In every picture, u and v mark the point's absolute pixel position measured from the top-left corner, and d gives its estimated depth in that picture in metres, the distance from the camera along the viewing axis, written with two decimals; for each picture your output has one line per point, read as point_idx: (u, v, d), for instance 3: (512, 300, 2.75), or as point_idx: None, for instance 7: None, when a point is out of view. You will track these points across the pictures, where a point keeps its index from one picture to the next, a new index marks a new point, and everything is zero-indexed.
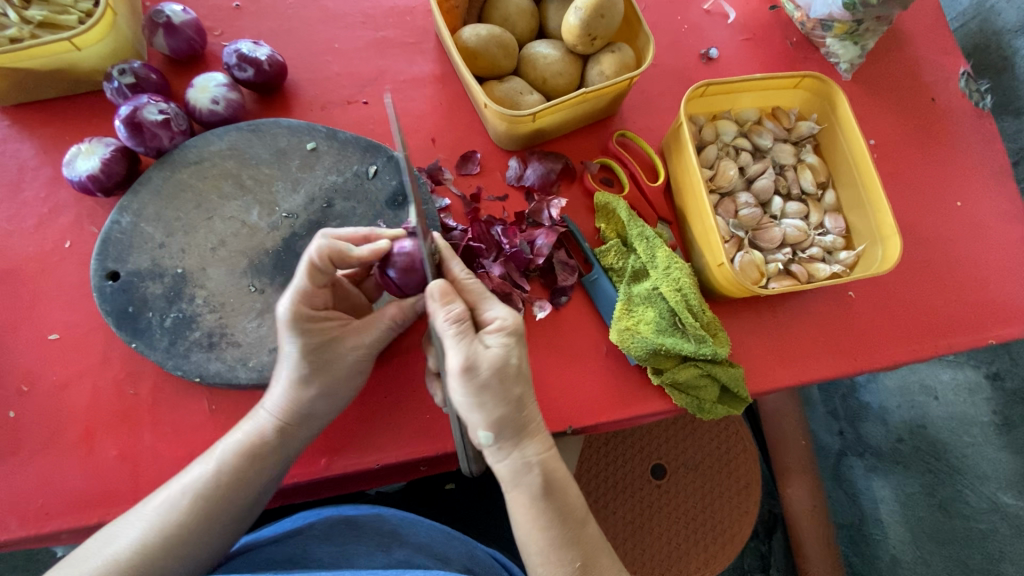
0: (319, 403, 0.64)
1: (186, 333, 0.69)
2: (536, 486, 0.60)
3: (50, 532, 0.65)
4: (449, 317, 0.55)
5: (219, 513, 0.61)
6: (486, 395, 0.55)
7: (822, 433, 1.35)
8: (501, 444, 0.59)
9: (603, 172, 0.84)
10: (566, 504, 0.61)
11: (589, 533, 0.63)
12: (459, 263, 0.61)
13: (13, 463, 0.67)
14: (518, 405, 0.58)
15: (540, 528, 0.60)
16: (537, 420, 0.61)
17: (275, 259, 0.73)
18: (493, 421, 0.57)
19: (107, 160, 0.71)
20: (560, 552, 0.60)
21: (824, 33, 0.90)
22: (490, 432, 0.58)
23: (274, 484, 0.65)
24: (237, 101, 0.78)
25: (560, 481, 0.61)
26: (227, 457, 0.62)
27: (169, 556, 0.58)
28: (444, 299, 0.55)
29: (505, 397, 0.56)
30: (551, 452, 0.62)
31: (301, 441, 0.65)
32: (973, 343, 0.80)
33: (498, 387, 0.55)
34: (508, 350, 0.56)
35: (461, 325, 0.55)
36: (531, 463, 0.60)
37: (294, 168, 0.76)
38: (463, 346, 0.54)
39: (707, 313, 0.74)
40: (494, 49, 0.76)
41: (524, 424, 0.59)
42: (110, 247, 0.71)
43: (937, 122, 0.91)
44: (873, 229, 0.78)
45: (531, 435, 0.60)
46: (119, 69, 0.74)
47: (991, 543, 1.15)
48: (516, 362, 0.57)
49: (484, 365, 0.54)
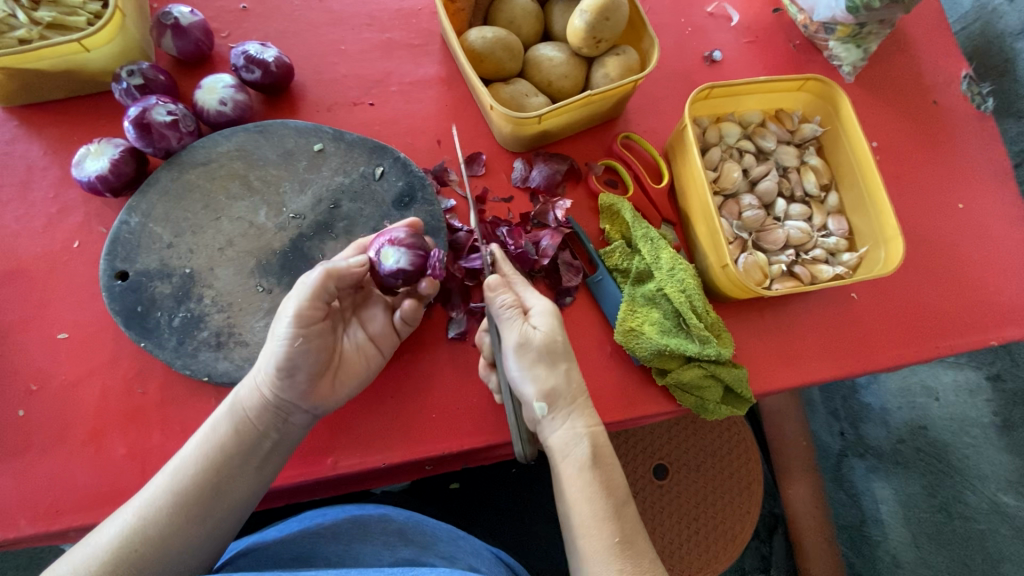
0: (278, 381, 0.61)
1: (195, 332, 0.69)
2: (585, 457, 0.60)
3: (59, 529, 0.65)
4: (504, 302, 0.61)
5: (190, 504, 0.58)
6: (539, 368, 0.60)
7: (823, 434, 1.37)
8: (553, 414, 0.61)
9: (608, 174, 0.84)
10: (611, 478, 0.61)
11: (629, 513, 0.60)
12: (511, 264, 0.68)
13: (22, 461, 0.67)
14: (568, 379, 0.62)
15: (587, 500, 0.59)
16: (584, 395, 0.63)
17: (282, 259, 0.73)
18: (545, 393, 0.60)
19: (116, 161, 0.72)
20: (606, 522, 0.58)
21: (827, 36, 0.90)
22: (544, 403, 0.61)
23: (244, 474, 0.61)
24: (245, 103, 0.78)
25: (606, 456, 0.62)
26: (198, 445, 0.61)
27: (142, 546, 0.56)
28: (499, 288, 0.62)
29: (554, 372, 0.61)
30: (598, 428, 0.62)
31: (267, 427, 0.62)
32: (974, 344, 0.81)
33: (550, 361, 0.61)
34: (554, 331, 0.62)
35: (515, 309, 0.61)
36: (579, 435, 0.61)
37: (302, 169, 0.77)
38: (516, 325, 0.60)
39: (710, 314, 0.74)
40: (500, 52, 0.77)
41: (573, 396, 0.62)
42: (119, 247, 0.72)
43: (939, 124, 0.92)
44: (875, 231, 0.78)
45: (581, 407, 0.62)
46: (128, 70, 0.74)
47: (993, 543, 1.15)
48: (562, 341, 0.62)
49: (535, 341, 0.60)
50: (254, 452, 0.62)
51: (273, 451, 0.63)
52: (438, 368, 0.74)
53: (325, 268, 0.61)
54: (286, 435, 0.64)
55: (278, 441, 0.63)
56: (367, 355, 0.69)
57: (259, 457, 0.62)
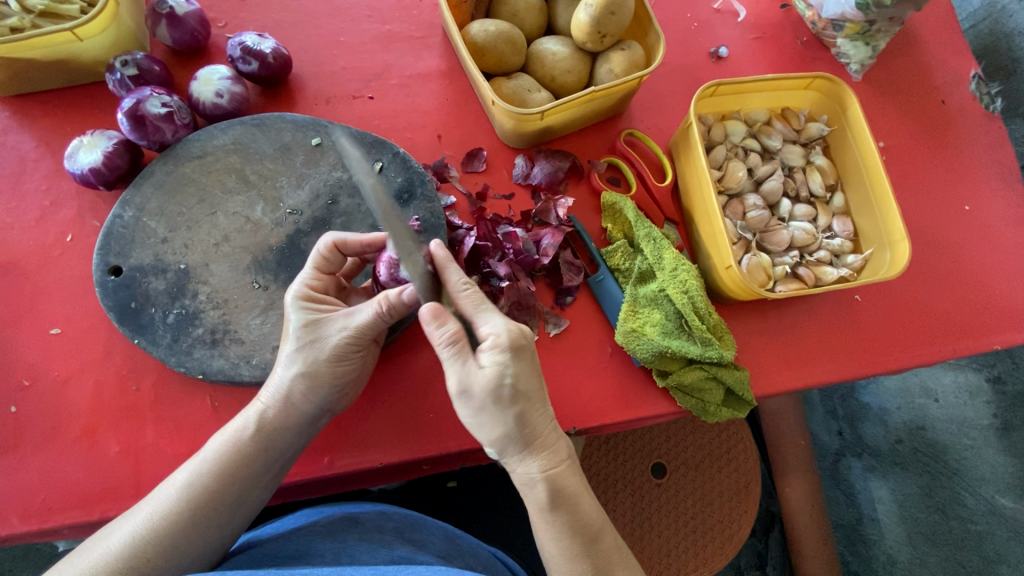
0: (316, 396, 0.61)
1: (189, 329, 0.68)
2: (543, 500, 0.59)
3: (51, 527, 0.64)
4: (442, 338, 0.54)
5: (209, 514, 0.58)
6: (485, 414, 0.55)
7: (820, 432, 1.31)
8: (506, 456, 0.58)
9: (611, 171, 0.83)
10: (578, 516, 0.60)
11: (601, 548, 0.61)
12: (456, 271, 0.58)
13: (13, 457, 0.66)
14: (520, 423, 0.56)
15: (553, 539, 0.60)
16: (547, 434, 0.58)
17: (278, 255, 0.72)
18: (495, 439, 0.57)
19: (110, 153, 0.70)
20: (573, 562, 0.59)
21: (835, 33, 0.89)
22: (495, 448, 0.58)
23: (264, 483, 0.62)
24: (242, 95, 0.76)
25: (570, 494, 0.60)
26: (217, 456, 0.59)
27: (157, 555, 0.55)
28: (437, 320, 0.54)
29: (503, 416, 0.55)
30: (564, 467, 0.59)
31: (294, 437, 0.63)
32: (977, 348, 0.80)
33: (497, 408, 0.55)
34: (502, 369, 0.54)
35: (455, 347, 0.54)
36: (535, 480, 0.58)
37: (299, 164, 0.75)
38: (457, 368, 0.54)
39: (713, 315, 0.73)
40: (503, 46, 0.75)
41: (528, 440, 0.57)
42: (112, 242, 0.70)
43: (947, 124, 0.90)
44: (882, 233, 0.77)
45: (540, 449, 0.58)
46: (121, 60, 0.72)
47: (986, 545, 1.17)
48: (511, 381, 0.54)
49: (478, 387, 0.54)
50: (278, 461, 0.62)
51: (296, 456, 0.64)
52: (436, 368, 0.73)
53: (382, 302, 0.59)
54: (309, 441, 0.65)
55: (301, 447, 0.64)
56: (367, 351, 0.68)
57: (285, 465, 0.63)
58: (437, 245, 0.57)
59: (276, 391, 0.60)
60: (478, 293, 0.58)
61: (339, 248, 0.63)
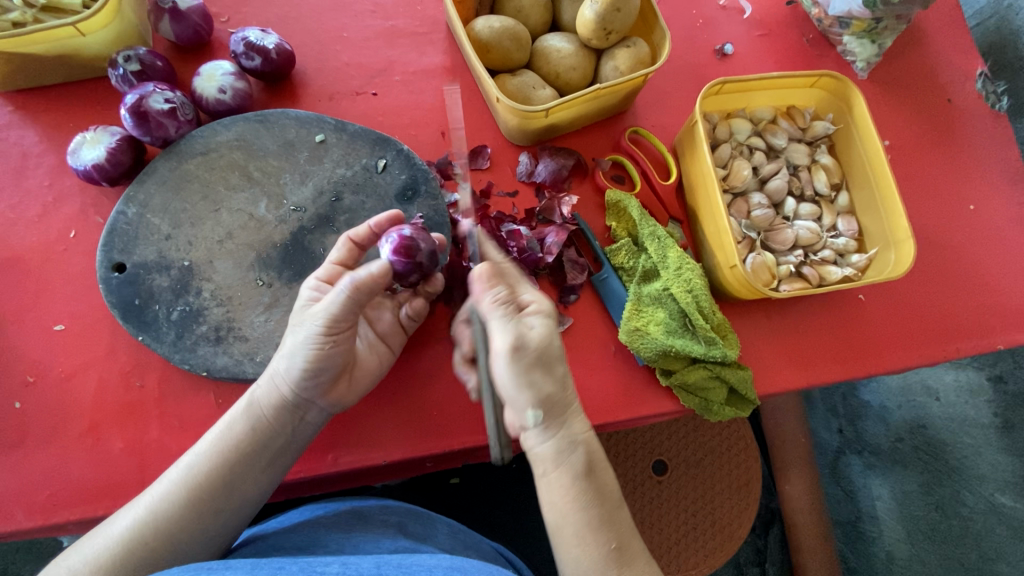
0: (298, 381, 0.61)
1: (193, 326, 0.68)
2: (578, 465, 0.58)
3: (56, 523, 0.65)
4: (496, 299, 0.59)
5: (201, 500, 0.57)
6: (536, 372, 0.57)
7: (820, 430, 1.35)
8: (544, 423, 0.58)
9: (615, 169, 0.83)
10: (604, 485, 0.59)
11: (624, 519, 0.60)
12: (495, 249, 0.69)
13: (18, 453, 0.66)
14: (562, 384, 0.59)
15: (579, 509, 0.57)
16: (575, 400, 0.61)
17: (283, 253, 0.72)
18: (539, 401, 0.57)
19: (113, 149, 0.70)
20: (599, 532, 0.57)
21: (841, 31, 0.88)
22: (536, 411, 0.57)
23: (256, 471, 0.61)
24: (245, 91, 0.76)
25: (597, 463, 0.60)
26: (210, 442, 0.60)
27: (152, 540, 0.55)
28: (489, 282, 0.60)
29: (551, 375, 0.58)
30: (590, 434, 0.61)
31: (279, 424, 0.62)
32: (980, 348, 0.80)
33: (546, 364, 0.58)
34: (549, 328, 0.59)
35: (507, 307, 0.59)
36: (573, 443, 0.59)
37: (303, 160, 0.75)
38: (512, 324, 0.58)
39: (717, 314, 0.73)
40: (507, 42, 0.75)
41: (566, 402, 0.60)
42: (116, 238, 0.70)
43: (952, 123, 0.90)
44: (886, 232, 0.77)
45: (573, 414, 0.60)
46: (124, 55, 0.72)
47: (986, 543, 1.15)
48: (557, 342, 0.60)
49: (533, 342, 0.57)
50: (267, 450, 0.61)
51: (285, 450, 0.63)
52: (439, 366, 0.73)
53: (352, 279, 0.59)
54: (298, 434, 0.64)
55: (290, 439, 0.63)
56: (379, 354, 0.69)
57: (271, 455, 0.61)
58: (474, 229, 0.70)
59: (268, 376, 0.61)
60: (513, 270, 0.65)
61: (353, 243, 0.66)
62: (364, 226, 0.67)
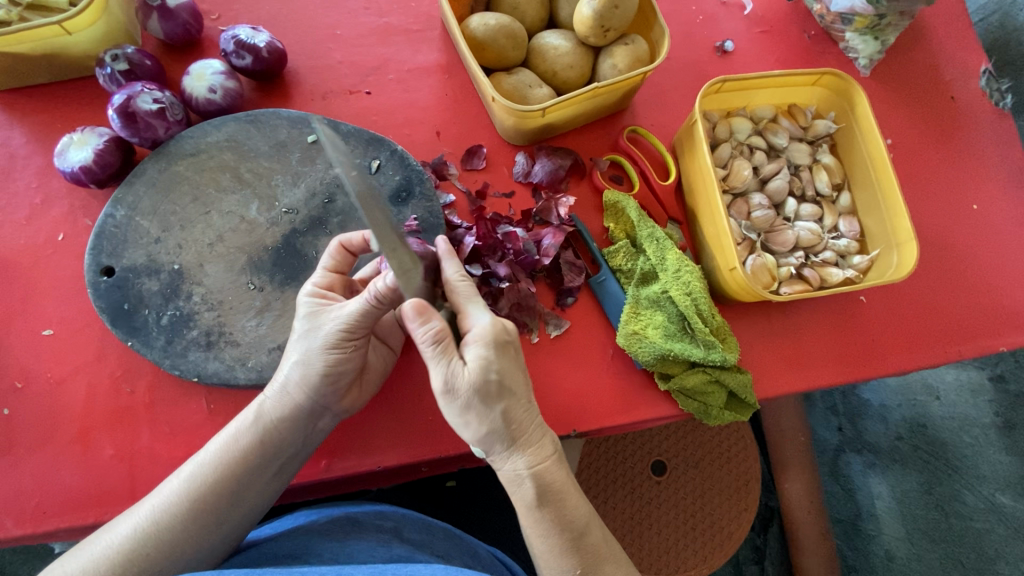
0: (313, 389, 0.60)
1: (184, 331, 0.67)
2: (531, 496, 0.59)
3: (46, 531, 0.64)
4: (426, 337, 0.54)
5: (207, 511, 0.57)
6: (471, 414, 0.56)
7: (820, 429, 1.28)
8: (493, 455, 0.59)
9: (613, 170, 0.82)
10: (564, 512, 0.59)
11: (589, 542, 0.60)
12: (453, 265, 0.61)
13: (7, 460, 0.65)
14: (505, 421, 0.57)
15: (539, 535, 0.59)
16: (531, 429, 0.59)
17: (274, 255, 0.71)
18: (482, 436, 0.57)
19: (100, 150, 0.68)
20: (559, 558, 0.59)
21: (843, 27, 0.87)
22: (481, 446, 0.58)
23: (265, 480, 0.60)
24: (236, 90, 0.75)
25: (557, 489, 0.60)
26: (216, 451, 0.59)
27: (156, 551, 0.54)
28: (420, 318, 0.54)
29: (489, 415, 0.56)
30: (548, 463, 0.59)
31: (292, 434, 0.61)
32: (982, 350, 0.79)
33: (484, 404, 0.55)
34: (485, 365, 0.55)
35: (438, 346, 0.55)
36: (522, 475, 0.58)
37: (295, 162, 0.74)
38: (441, 367, 0.55)
39: (716, 317, 0.72)
40: (503, 40, 0.73)
41: (514, 436, 0.58)
42: (105, 241, 0.69)
43: (955, 121, 0.89)
44: (888, 233, 0.76)
45: (525, 447, 0.58)
46: (111, 54, 0.70)
47: (986, 541, 1.17)
48: (496, 377, 0.56)
49: (462, 385, 0.55)
50: (276, 458, 0.60)
51: (295, 458, 0.62)
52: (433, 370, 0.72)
53: (367, 298, 0.57)
54: (309, 441, 0.63)
55: (301, 448, 0.62)
56: (380, 354, 0.69)
57: (280, 464, 0.61)
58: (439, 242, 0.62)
59: (278, 386, 0.60)
60: (469, 287, 0.60)
61: (345, 248, 0.65)
62: (357, 232, 0.65)
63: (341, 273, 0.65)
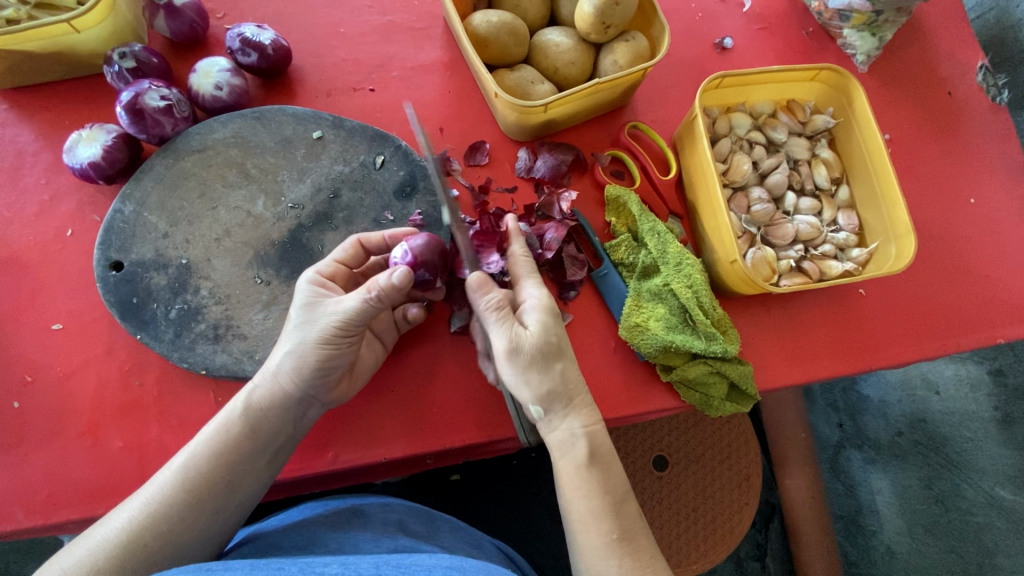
0: (302, 379, 0.60)
1: (192, 325, 0.68)
2: (582, 456, 0.59)
3: (55, 523, 0.64)
4: (489, 304, 0.59)
5: (203, 500, 0.57)
6: (532, 373, 0.59)
7: (821, 425, 1.37)
8: (548, 415, 0.61)
9: (614, 165, 0.82)
10: (609, 476, 0.60)
11: (628, 510, 0.60)
12: (520, 242, 0.67)
13: (17, 453, 0.66)
14: (564, 379, 0.60)
15: (585, 497, 0.59)
16: (582, 391, 0.62)
17: (281, 250, 0.71)
18: (540, 396, 0.59)
19: (109, 147, 0.69)
20: (601, 522, 0.58)
21: (841, 24, 0.88)
22: (539, 407, 0.60)
23: (257, 469, 0.61)
24: (241, 87, 0.76)
25: (604, 453, 0.61)
26: (208, 439, 0.59)
27: (152, 541, 0.54)
28: (483, 288, 0.60)
29: (550, 373, 0.59)
30: (597, 426, 0.61)
31: (282, 423, 0.62)
32: (980, 342, 0.80)
33: (544, 363, 0.59)
34: (546, 328, 0.59)
35: (501, 311, 0.59)
36: (576, 435, 0.60)
37: (300, 157, 0.75)
38: (503, 329, 0.58)
39: (717, 310, 0.73)
40: (506, 37, 0.74)
41: (569, 395, 0.60)
42: (113, 237, 0.70)
43: (952, 116, 0.90)
44: (887, 226, 0.77)
45: (578, 406, 0.60)
46: (119, 52, 0.71)
47: (987, 537, 1.13)
48: (555, 338, 0.60)
49: (526, 345, 0.58)
50: (269, 447, 0.61)
51: (286, 446, 0.63)
52: (439, 364, 0.73)
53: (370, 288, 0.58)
54: (299, 429, 0.64)
55: (291, 436, 0.63)
56: (373, 350, 0.69)
57: (272, 452, 0.62)
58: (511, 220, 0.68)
59: (268, 375, 0.60)
60: (528, 262, 0.65)
61: (363, 245, 0.66)
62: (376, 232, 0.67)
63: (348, 265, 0.66)
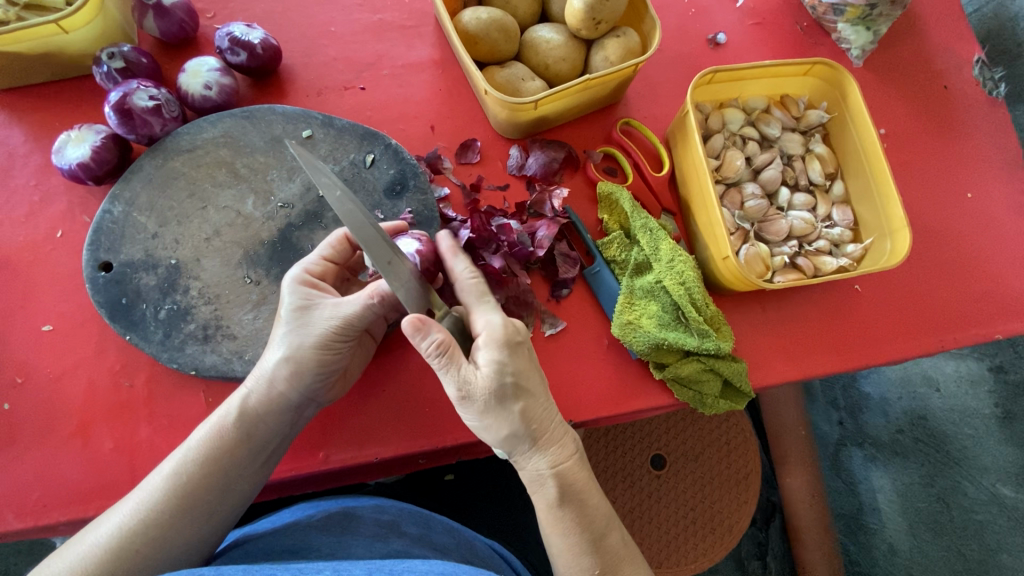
0: (298, 384, 0.60)
1: (181, 325, 0.68)
2: (553, 496, 0.59)
3: (46, 525, 0.64)
4: (431, 349, 0.52)
5: (196, 503, 0.57)
6: (489, 418, 0.55)
7: (820, 423, 1.29)
8: (515, 455, 0.58)
9: (607, 162, 0.82)
10: (586, 511, 0.60)
11: (609, 541, 0.61)
12: (462, 262, 0.61)
13: (8, 454, 0.66)
14: (525, 420, 0.56)
15: (560, 534, 0.59)
16: (552, 429, 0.58)
17: (270, 249, 0.71)
18: (502, 439, 0.56)
19: (97, 148, 0.69)
20: (580, 558, 0.59)
21: (835, 18, 0.87)
22: (504, 448, 0.58)
23: (251, 472, 0.60)
24: (231, 87, 0.75)
25: (579, 488, 0.60)
26: (200, 444, 0.58)
27: (143, 548, 0.54)
28: (420, 332, 0.52)
29: (508, 417, 0.55)
30: (569, 463, 0.59)
31: (278, 427, 0.61)
32: (978, 338, 0.79)
33: (500, 407, 0.55)
34: (499, 368, 0.54)
35: (445, 356, 0.53)
36: (544, 476, 0.58)
37: (290, 156, 0.74)
38: (451, 375, 0.53)
39: (711, 306, 0.72)
40: (495, 33, 0.74)
41: (535, 436, 0.57)
42: (103, 237, 0.70)
43: (949, 110, 0.89)
44: (882, 221, 0.76)
45: (547, 446, 0.58)
46: (108, 52, 0.71)
47: (988, 534, 1.15)
48: (511, 378, 0.55)
49: (479, 392, 0.54)
50: (262, 451, 0.61)
51: (278, 449, 0.62)
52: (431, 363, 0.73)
53: (375, 289, 0.59)
54: (296, 429, 0.64)
55: (285, 438, 0.63)
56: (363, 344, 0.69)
57: (266, 456, 0.61)
58: (444, 238, 0.62)
59: (261, 379, 0.60)
60: (477, 286, 0.60)
61: (348, 239, 0.65)
62: None
63: (335, 262, 0.65)
